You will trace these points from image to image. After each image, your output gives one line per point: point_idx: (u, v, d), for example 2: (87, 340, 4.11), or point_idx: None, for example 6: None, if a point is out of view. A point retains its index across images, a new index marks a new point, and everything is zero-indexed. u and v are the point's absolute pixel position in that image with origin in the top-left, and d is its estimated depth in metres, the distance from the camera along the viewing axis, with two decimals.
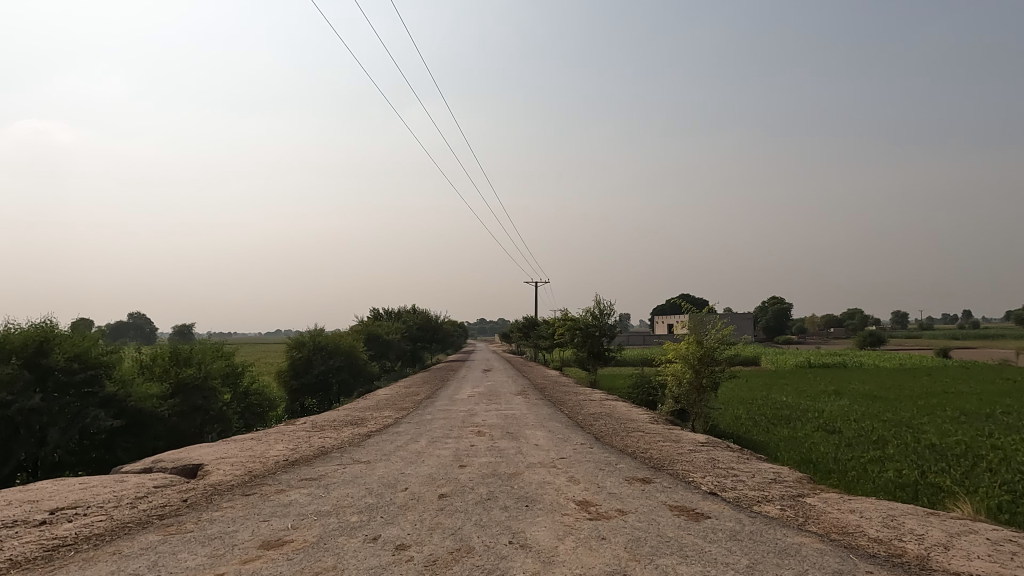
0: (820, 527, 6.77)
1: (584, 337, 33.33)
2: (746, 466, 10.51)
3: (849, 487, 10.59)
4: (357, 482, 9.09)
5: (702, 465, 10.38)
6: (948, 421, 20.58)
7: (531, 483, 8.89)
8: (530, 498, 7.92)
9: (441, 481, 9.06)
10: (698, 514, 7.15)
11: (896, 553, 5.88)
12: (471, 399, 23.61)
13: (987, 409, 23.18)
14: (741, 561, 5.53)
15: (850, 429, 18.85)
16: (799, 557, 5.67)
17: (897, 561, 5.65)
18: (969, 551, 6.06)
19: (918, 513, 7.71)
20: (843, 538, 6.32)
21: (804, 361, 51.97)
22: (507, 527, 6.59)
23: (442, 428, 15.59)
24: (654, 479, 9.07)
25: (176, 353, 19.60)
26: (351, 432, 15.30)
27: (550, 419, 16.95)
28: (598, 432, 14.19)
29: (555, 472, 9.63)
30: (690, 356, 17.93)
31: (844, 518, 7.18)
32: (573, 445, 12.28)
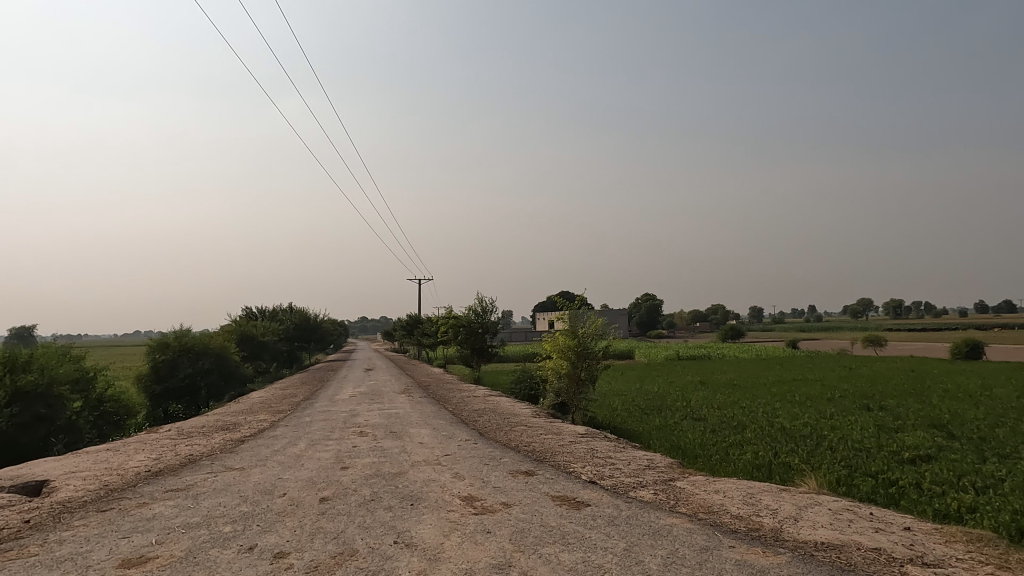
0: (688, 508, 7.25)
1: (467, 334, 33.46)
2: (622, 455, 11.02)
3: (714, 470, 11.45)
4: (230, 490, 8.59)
5: (582, 455, 10.76)
6: (796, 406, 22.73)
7: (415, 481, 8.81)
8: (414, 497, 7.84)
9: (322, 484, 8.77)
10: (579, 502, 7.41)
11: (754, 528, 6.41)
12: (352, 399, 23.07)
13: (829, 394, 25.84)
14: (618, 545, 5.78)
15: (714, 416, 20.34)
16: (670, 537, 6.03)
17: (754, 535, 6.15)
18: (814, 521, 6.73)
19: (771, 490, 8.47)
20: (709, 517, 6.81)
21: (674, 353, 55.38)
22: (391, 528, 6.48)
23: (322, 429, 15.07)
24: (537, 471, 9.30)
25: (13, 358, 17.50)
26: (222, 438, 14.42)
27: (434, 417, 16.87)
28: (482, 428, 14.32)
29: (439, 469, 9.59)
30: (566, 350, 18.56)
31: (710, 498, 7.73)
32: (457, 441, 12.33)
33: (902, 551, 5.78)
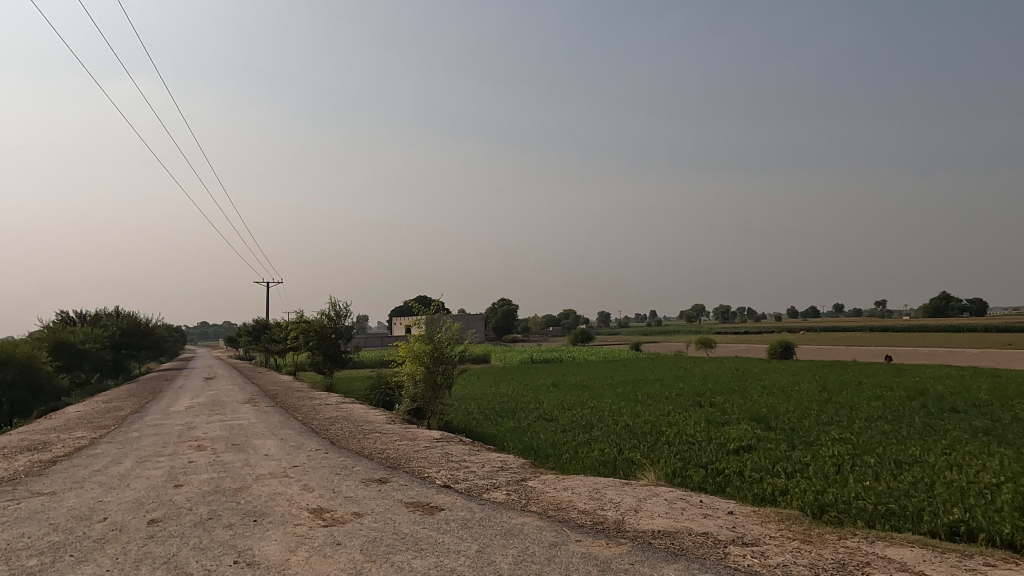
0: (539, 506, 7.50)
1: (319, 340, 32.15)
2: (476, 457, 11.15)
3: (564, 468, 11.93)
4: (37, 519, 7.56)
5: (437, 460, 10.74)
6: (639, 404, 24.30)
7: (259, 496, 8.31)
8: (258, 513, 7.39)
9: (151, 506, 7.99)
10: (432, 507, 7.40)
11: (598, 521, 6.77)
12: (189, 411, 21.29)
13: (668, 392, 27.91)
14: (471, 548, 5.83)
15: (565, 416, 21.18)
16: (521, 535, 6.19)
17: (599, 528, 6.48)
18: (652, 511, 7.24)
19: (615, 484, 9.00)
20: (558, 514, 7.08)
21: (528, 357, 57.01)
22: (231, 548, 6.06)
23: (152, 445, 13.74)
24: (391, 478, 9.14)
25: None
26: (27, 459, 12.66)
27: (281, 427, 16.02)
28: (334, 436, 13.84)
29: (286, 482, 9.13)
30: (421, 355, 18.43)
31: (559, 495, 8.05)
32: (307, 452, 11.80)
33: (726, 534, 6.37)
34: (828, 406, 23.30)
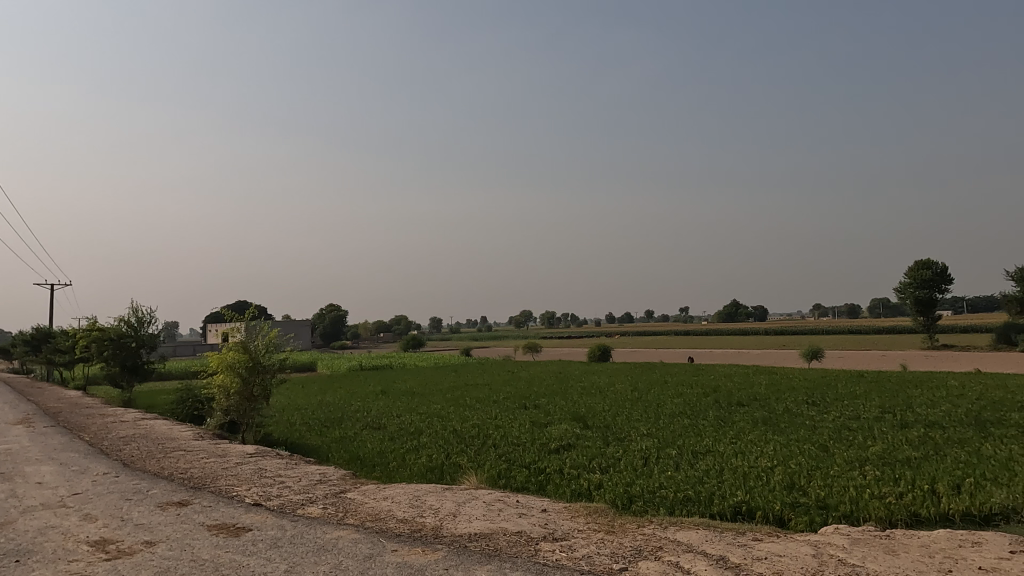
0: (356, 518, 7.31)
1: (116, 350, 28.73)
2: (293, 471, 10.62)
3: (388, 477, 11.75)
4: None
5: (248, 477, 10.07)
6: (467, 409, 24.68)
7: (26, 531, 7.21)
8: (22, 551, 6.40)
9: None
10: (239, 528, 6.92)
11: (417, 528, 6.76)
12: None
13: (495, 396, 28.65)
14: (278, 568, 5.54)
15: (393, 424, 20.88)
16: (335, 550, 6.00)
17: (417, 536, 6.48)
18: (470, 515, 7.38)
19: (436, 490, 9.05)
20: (376, 524, 6.96)
21: (357, 364, 55.48)
22: None
23: None
24: (193, 500, 8.40)
25: None
26: None
27: (63, 449, 14.06)
28: (128, 457, 12.41)
29: (63, 512, 8.02)
30: (236, 366, 17.16)
31: (378, 506, 7.92)
32: (93, 476, 10.47)
33: (538, 531, 6.68)
34: (639, 403, 25.33)
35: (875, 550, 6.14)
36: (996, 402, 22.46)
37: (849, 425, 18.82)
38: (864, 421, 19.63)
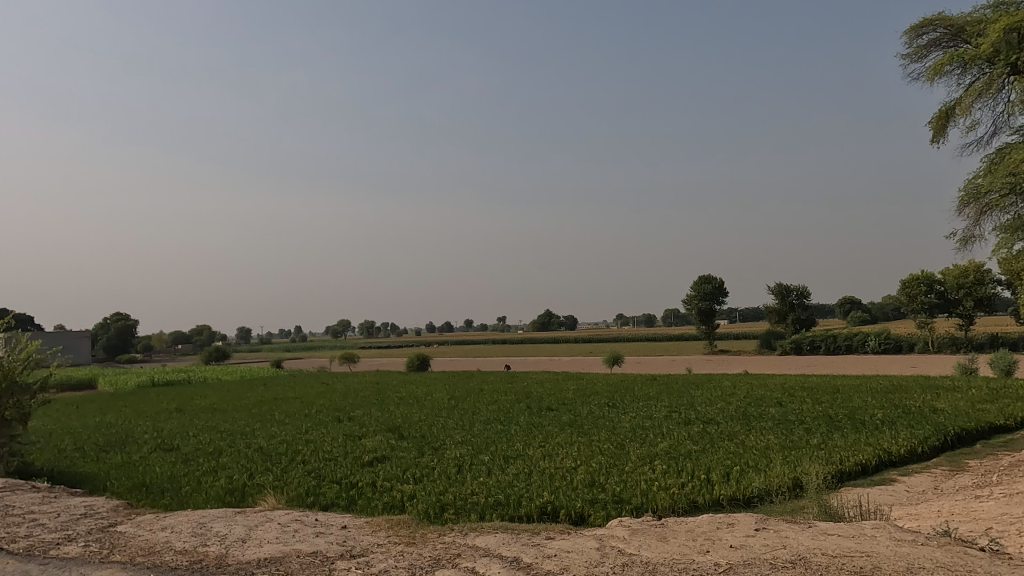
0: (125, 555, 6.52)
1: None
2: (52, 506, 9.23)
3: (177, 503, 10.68)
4: None
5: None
6: (275, 424, 23.25)
7: None
8: None
9: None
10: None
11: (197, 560, 6.19)
12: None
13: (307, 410, 27.33)
14: None
15: (188, 445, 19.03)
16: None
17: (196, 568, 5.94)
18: (261, 539, 6.92)
19: (227, 515, 8.40)
20: (147, 560, 6.26)
21: (147, 379, 49.82)
22: None
23: None
24: None
25: None
26: None
27: None
28: None
29: None
30: None
31: (155, 538, 7.14)
32: None
33: (335, 549, 6.45)
34: (455, 412, 25.65)
35: (649, 538, 6.79)
36: (759, 399, 26.06)
37: (643, 425, 20.64)
38: (655, 420, 21.67)
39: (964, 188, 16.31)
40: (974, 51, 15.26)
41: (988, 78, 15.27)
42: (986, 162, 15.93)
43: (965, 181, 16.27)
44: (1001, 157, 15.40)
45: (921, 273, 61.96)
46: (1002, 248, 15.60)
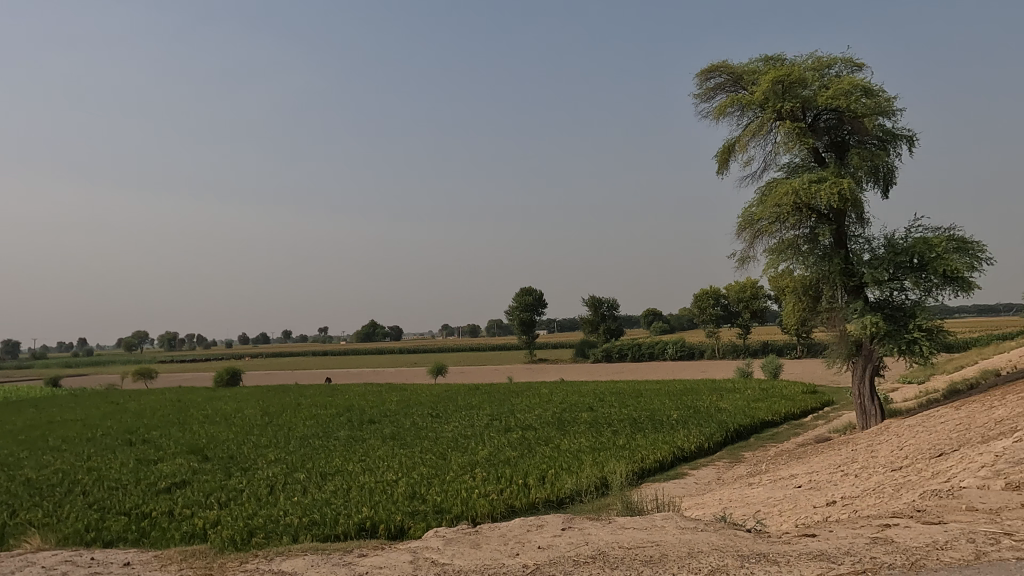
0: None
1: None
2: None
3: None
4: None
5: None
6: (48, 452, 20.17)
7: None
8: None
9: None
10: None
11: None
12: None
13: (90, 433, 24.07)
14: None
15: None
16: None
17: None
18: None
19: None
20: None
21: None
22: None
23: None
24: None
25: None
26: None
27: None
28: None
29: None
30: None
31: None
32: None
33: None
34: (267, 429, 24.08)
35: (463, 546, 6.91)
36: (572, 404, 27.64)
37: (465, 434, 20.94)
38: (476, 428, 22.06)
39: (742, 215, 18.69)
40: (751, 97, 17.67)
41: (760, 121, 17.68)
42: (759, 194, 18.41)
43: (742, 209, 18.65)
44: (770, 190, 17.89)
45: (709, 288, 69.95)
46: (771, 268, 18.11)
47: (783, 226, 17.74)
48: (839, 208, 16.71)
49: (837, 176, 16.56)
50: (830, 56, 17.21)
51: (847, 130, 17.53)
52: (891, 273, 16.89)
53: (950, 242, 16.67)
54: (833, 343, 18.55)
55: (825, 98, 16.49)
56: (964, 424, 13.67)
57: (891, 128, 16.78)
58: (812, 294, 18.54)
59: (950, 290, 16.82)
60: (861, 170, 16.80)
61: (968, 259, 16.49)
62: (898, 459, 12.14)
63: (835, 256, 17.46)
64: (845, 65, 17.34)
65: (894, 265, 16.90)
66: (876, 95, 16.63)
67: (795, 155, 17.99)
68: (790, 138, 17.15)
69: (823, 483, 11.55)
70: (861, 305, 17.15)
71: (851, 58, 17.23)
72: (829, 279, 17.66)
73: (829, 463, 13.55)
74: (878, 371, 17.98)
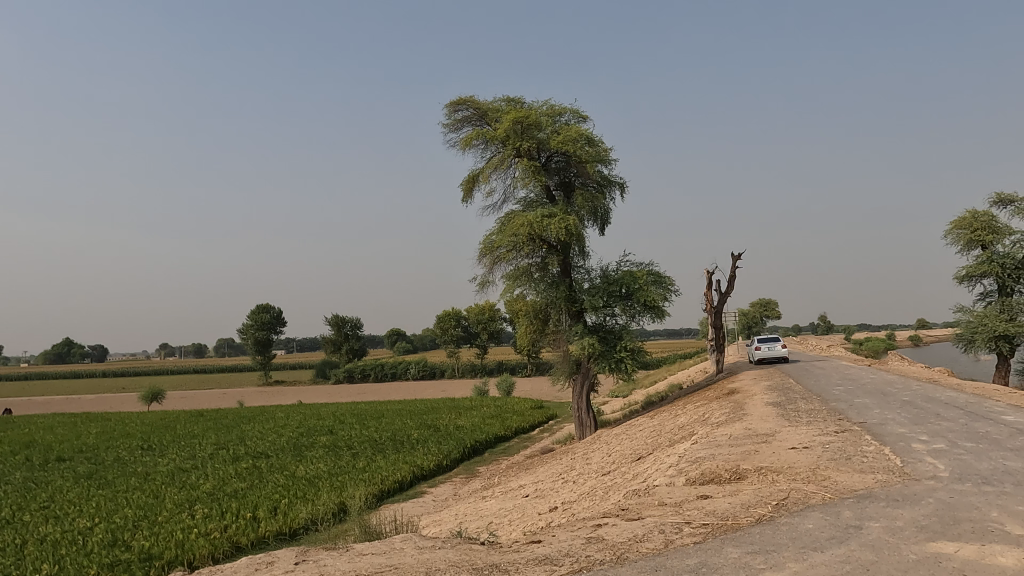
0: None
1: None
2: None
3: None
4: None
5: None
6: None
7: None
8: None
9: None
10: None
11: None
12: None
13: None
14: None
15: None
16: None
17: None
18: None
19: None
20: None
21: None
22: None
23: None
24: None
25: None
26: None
27: None
28: None
29: None
30: None
31: None
32: None
33: None
34: None
35: None
36: (311, 428, 26.41)
37: (184, 467, 18.68)
38: (198, 460, 19.81)
39: (482, 242, 19.83)
40: (494, 133, 18.96)
41: (501, 156, 19.05)
42: (498, 224, 19.73)
43: (483, 237, 19.81)
44: (508, 221, 19.32)
45: (451, 309, 72.63)
46: (506, 293, 19.42)
47: (518, 254, 19.22)
48: (565, 241, 18.66)
49: (564, 213, 18.51)
50: (561, 105, 19.25)
51: (574, 173, 19.76)
52: (605, 301, 19.30)
53: (649, 275, 19.67)
54: (558, 362, 20.54)
55: (556, 142, 18.38)
56: (657, 431, 16.10)
57: (608, 174, 19.33)
58: (541, 318, 20.27)
59: (648, 317, 19.81)
60: (584, 210, 19.01)
61: (661, 291, 19.61)
62: (607, 464, 13.83)
63: (560, 283, 19.43)
64: (573, 115, 19.58)
65: (607, 294, 19.35)
66: (596, 144, 19.03)
67: (530, 191, 19.69)
68: (527, 174, 18.75)
69: (547, 491, 12.62)
70: (581, 328, 19.30)
71: (578, 110, 19.52)
72: (555, 304, 19.55)
73: (551, 471, 14.91)
74: (593, 387, 20.33)
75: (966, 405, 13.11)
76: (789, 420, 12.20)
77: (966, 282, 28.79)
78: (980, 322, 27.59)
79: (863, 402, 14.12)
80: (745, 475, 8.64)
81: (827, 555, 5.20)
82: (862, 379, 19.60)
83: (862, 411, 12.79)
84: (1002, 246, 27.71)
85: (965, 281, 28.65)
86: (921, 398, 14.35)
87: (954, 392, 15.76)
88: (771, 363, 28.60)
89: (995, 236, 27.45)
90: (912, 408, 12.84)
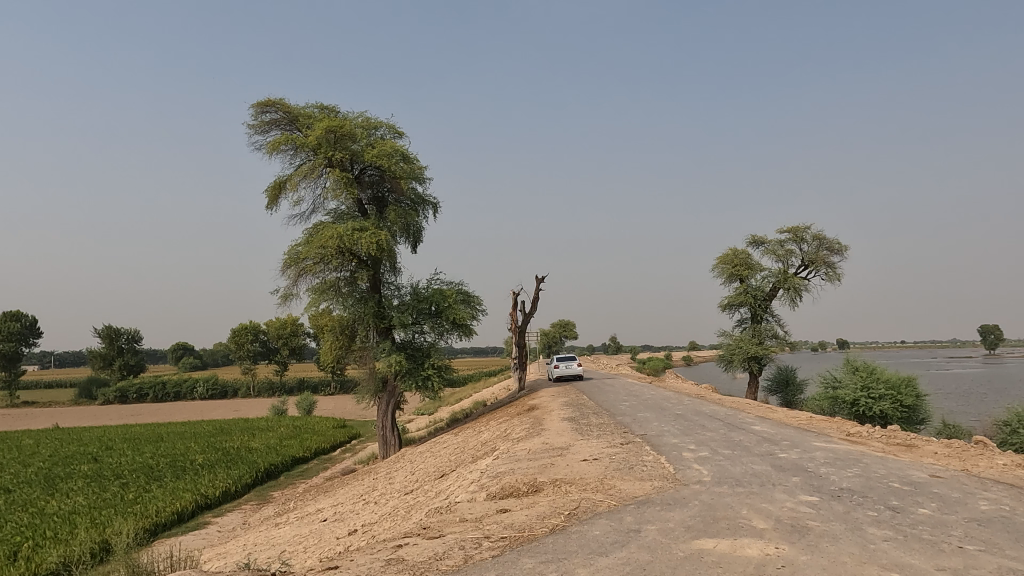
0: None
1: None
2: None
3: None
4: None
5: None
6: None
7: None
8: None
9: None
10: None
11: None
12: None
13: None
14: None
15: None
16: None
17: None
18: None
19: None
20: None
21: None
22: None
23: None
24: None
25: None
26: None
27: None
28: None
29: None
30: None
31: None
32: None
33: None
34: None
35: None
36: (68, 456, 22.84)
37: None
38: None
39: (287, 252, 18.79)
40: (304, 139, 18.15)
41: (311, 164, 18.22)
42: (305, 234, 18.87)
43: (287, 247, 18.80)
44: (316, 232, 18.54)
45: (248, 323, 67.51)
46: (311, 306, 18.53)
47: (326, 267, 18.50)
48: (376, 256, 18.38)
49: (376, 227, 18.23)
50: (376, 119, 19.05)
51: (387, 188, 19.61)
52: (413, 318, 19.28)
53: (458, 294, 20.08)
54: (364, 379, 19.98)
55: (370, 155, 18.12)
56: (462, 447, 16.36)
57: (421, 192, 19.48)
58: (347, 334, 19.64)
59: (456, 335, 20.14)
60: (396, 226, 18.88)
61: (470, 310, 20.11)
62: (410, 483, 13.71)
63: (370, 299, 19.01)
64: (389, 130, 19.45)
65: (416, 311, 19.36)
66: (411, 161, 19.09)
67: (341, 203, 19.13)
68: (338, 185, 18.18)
69: (347, 514, 12.15)
70: (388, 345, 19.03)
71: (394, 125, 19.44)
72: (363, 320, 19.07)
73: (352, 493, 14.43)
74: (398, 406, 20.10)
75: (723, 417, 15.09)
76: (581, 434, 13.08)
77: (728, 310, 33.22)
78: (738, 345, 31.96)
79: (644, 416, 15.60)
80: (540, 488, 9.07)
81: (611, 558, 5.64)
82: (644, 394, 21.72)
83: (643, 424, 14.11)
84: (755, 279, 32.43)
85: (727, 308, 33.05)
86: (689, 412, 16.22)
87: (716, 405, 18.09)
88: (567, 381, 30.51)
89: (750, 271, 32.08)
90: (683, 421, 14.45)
